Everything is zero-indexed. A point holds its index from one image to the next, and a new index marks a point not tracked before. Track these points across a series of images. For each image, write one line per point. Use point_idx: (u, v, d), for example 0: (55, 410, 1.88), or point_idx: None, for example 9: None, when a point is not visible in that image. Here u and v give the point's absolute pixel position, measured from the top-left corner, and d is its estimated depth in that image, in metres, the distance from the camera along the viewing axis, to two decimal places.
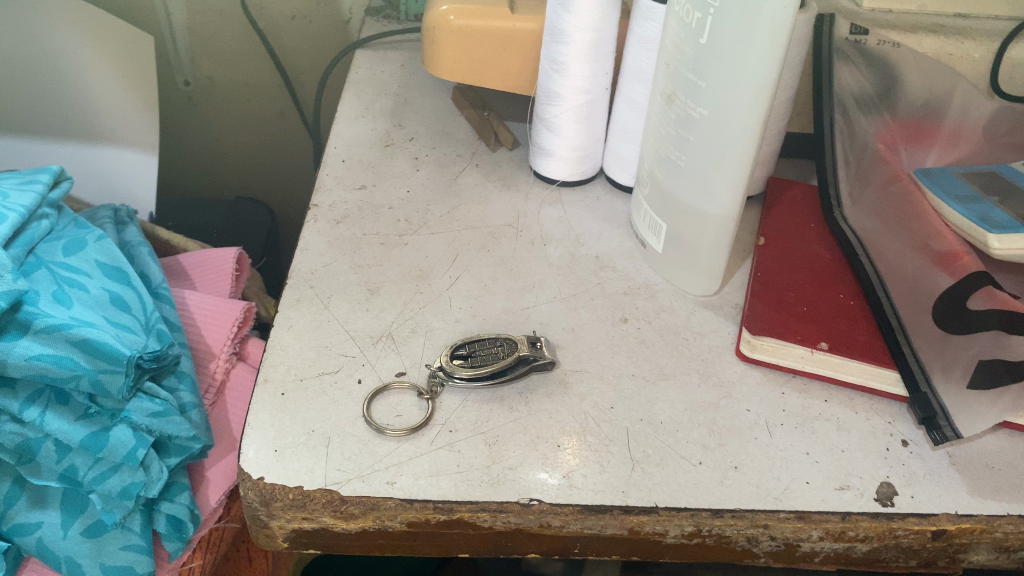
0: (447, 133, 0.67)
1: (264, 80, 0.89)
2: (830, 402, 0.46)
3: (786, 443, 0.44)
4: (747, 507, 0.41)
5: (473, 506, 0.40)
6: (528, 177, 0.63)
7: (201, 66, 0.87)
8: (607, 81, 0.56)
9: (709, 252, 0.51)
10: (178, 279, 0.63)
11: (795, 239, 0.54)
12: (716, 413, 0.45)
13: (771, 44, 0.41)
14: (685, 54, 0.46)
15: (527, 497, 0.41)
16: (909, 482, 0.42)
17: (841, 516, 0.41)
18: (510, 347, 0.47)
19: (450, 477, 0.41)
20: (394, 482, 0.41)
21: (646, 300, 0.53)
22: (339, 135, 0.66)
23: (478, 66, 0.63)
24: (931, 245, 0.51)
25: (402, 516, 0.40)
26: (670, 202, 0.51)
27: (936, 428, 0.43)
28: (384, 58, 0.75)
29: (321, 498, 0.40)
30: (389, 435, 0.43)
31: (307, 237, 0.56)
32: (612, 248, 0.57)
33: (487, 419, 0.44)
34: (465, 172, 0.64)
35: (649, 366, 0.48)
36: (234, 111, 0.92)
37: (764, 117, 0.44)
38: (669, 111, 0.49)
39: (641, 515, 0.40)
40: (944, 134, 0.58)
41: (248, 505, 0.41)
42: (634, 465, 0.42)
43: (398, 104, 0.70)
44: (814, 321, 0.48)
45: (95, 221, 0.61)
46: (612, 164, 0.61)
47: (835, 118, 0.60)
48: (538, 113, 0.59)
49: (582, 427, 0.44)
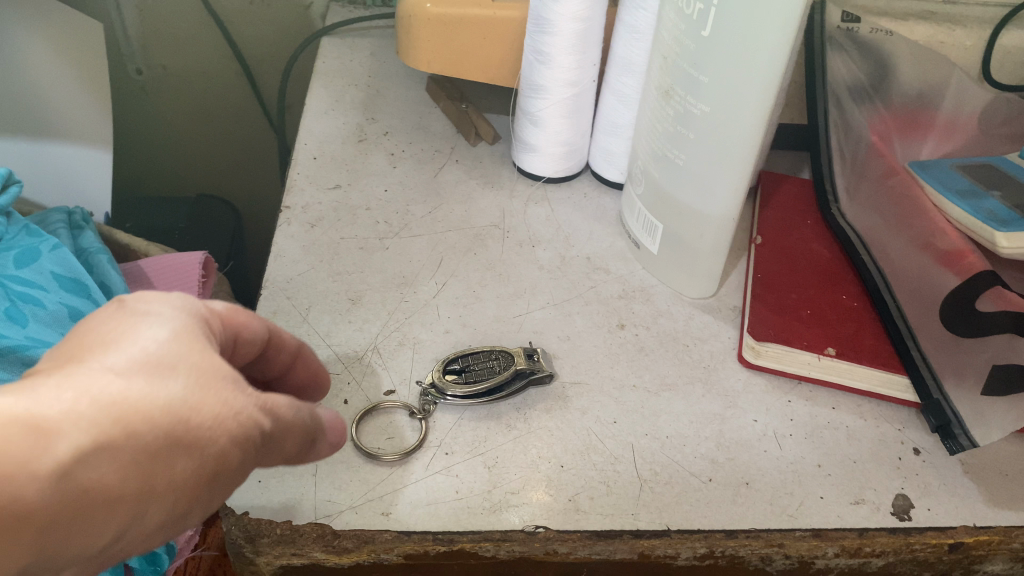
0: (423, 127, 0.64)
1: (222, 68, 0.85)
2: (838, 409, 0.45)
3: (798, 456, 0.42)
4: (761, 527, 0.39)
5: (474, 536, 0.38)
6: (511, 173, 0.61)
7: (154, 53, 0.83)
8: (594, 73, 0.54)
9: (709, 255, 0.49)
10: (140, 286, 0.59)
11: (793, 237, 0.53)
12: (723, 425, 0.44)
13: (781, 37, 0.38)
14: (685, 46, 0.44)
15: (532, 524, 0.38)
16: (924, 494, 0.41)
17: (858, 532, 0.39)
18: (507, 361, 0.45)
19: (448, 505, 0.39)
20: (389, 513, 0.38)
21: (642, 304, 0.50)
22: (309, 129, 0.63)
23: (457, 56, 0.60)
24: (935, 242, 0.49)
25: (399, 549, 0.37)
26: (667, 202, 0.49)
27: (951, 437, 0.42)
28: (352, 46, 0.72)
29: (311, 532, 0.37)
30: (383, 461, 0.40)
31: (281, 242, 0.53)
32: (604, 248, 0.55)
33: (485, 439, 0.42)
34: (445, 169, 0.61)
35: (650, 375, 0.46)
36: (189, 101, 0.88)
37: (770, 114, 0.42)
38: (667, 107, 0.47)
39: (652, 539, 0.38)
40: (939, 126, 0.57)
41: (230, 543, 0.37)
42: (642, 484, 0.40)
43: (370, 96, 0.67)
44: (819, 326, 0.47)
45: (48, 227, 0.57)
46: (600, 160, 0.58)
47: (829, 111, 0.58)
48: (522, 106, 0.56)
49: (585, 445, 0.42)
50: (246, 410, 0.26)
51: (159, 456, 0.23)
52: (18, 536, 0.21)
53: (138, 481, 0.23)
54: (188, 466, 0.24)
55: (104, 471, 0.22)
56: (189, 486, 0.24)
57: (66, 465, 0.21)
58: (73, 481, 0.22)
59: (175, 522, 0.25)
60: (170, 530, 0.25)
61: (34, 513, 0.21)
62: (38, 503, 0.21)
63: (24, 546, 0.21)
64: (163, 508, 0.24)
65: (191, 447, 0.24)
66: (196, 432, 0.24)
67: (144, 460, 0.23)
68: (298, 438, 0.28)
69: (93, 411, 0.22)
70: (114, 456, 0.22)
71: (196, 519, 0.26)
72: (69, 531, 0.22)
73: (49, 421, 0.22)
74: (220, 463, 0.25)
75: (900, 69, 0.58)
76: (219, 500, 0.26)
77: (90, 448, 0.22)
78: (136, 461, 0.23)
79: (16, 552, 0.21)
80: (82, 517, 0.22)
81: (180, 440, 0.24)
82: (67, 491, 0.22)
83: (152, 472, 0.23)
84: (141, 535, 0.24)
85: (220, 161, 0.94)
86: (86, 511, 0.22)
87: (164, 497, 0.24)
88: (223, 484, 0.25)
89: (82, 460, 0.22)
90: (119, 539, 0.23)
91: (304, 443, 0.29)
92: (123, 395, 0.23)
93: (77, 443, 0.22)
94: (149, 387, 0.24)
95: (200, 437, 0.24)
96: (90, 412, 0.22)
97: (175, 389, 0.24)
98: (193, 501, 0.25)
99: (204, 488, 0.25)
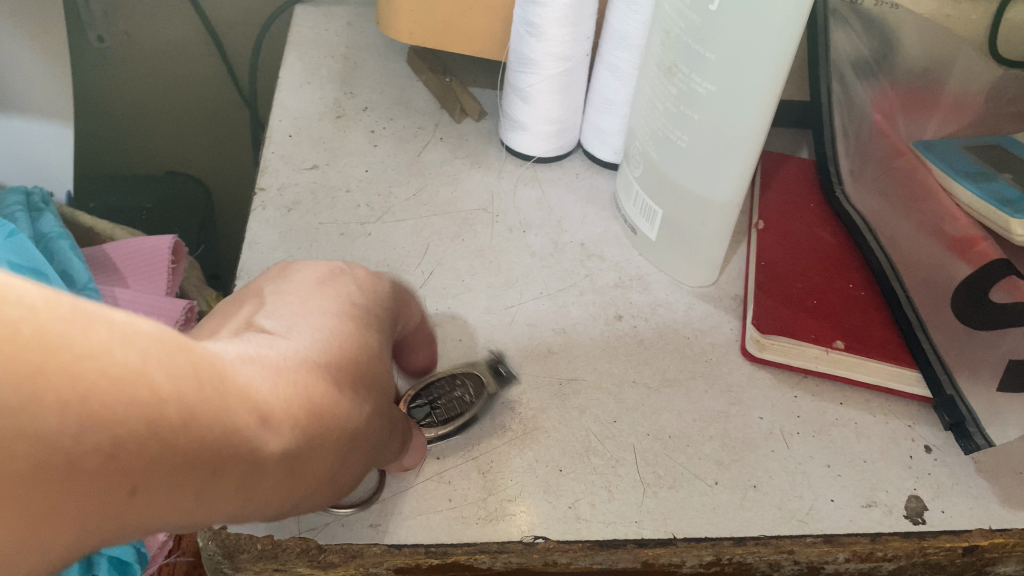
0: (405, 102, 0.61)
1: (189, 36, 0.81)
2: (846, 405, 0.43)
3: (806, 455, 0.40)
4: (771, 533, 0.37)
5: (470, 549, 0.35)
6: (499, 152, 0.58)
7: (117, 22, 0.78)
8: (587, 46, 0.50)
9: (712, 242, 0.47)
10: (105, 271, 0.56)
11: (796, 222, 0.51)
12: (727, 423, 0.41)
13: (795, 11, 0.35)
14: (689, 20, 0.40)
15: (530, 534, 0.36)
16: (937, 495, 0.39)
17: (871, 537, 0.37)
18: (474, 390, 0.41)
19: (441, 515, 0.36)
20: (377, 524, 0.36)
21: (640, 294, 0.48)
22: (283, 105, 0.59)
23: (440, 27, 0.57)
24: (945, 228, 0.47)
25: (390, 563, 0.35)
26: (667, 186, 0.46)
27: (967, 436, 0.40)
28: (327, 15, 0.68)
29: (294, 547, 0.35)
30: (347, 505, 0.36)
31: (255, 228, 0.49)
32: (598, 233, 0.52)
33: (479, 442, 0.39)
34: (428, 148, 0.57)
35: (651, 370, 0.44)
36: (155, 71, 0.83)
37: (778, 97, 0.39)
38: (668, 85, 0.43)
39: (658, 548, 0.36)
40: (945, 104, 0.54)
41: (208, 559, 0.35)
42: (645, 489, 0.38)
43: (347, 68, 0.63)
44: (826, 316, 0.45)
45: (4, 209, 0.53)
46: (591, 138, 0.56)
47: (832, 89, 0.55)
48: (511, 82, 0.53)
49: (585, 447, 0.40)
50: (388, 419, 0.31)
51: (336, 458, 0.28)
52: (233, 501, 0.24)
53: (316, 474, 0.27)
54: (345, 473, 0.29)
55: (308, 460, 0.26)
56: (340, 484, 0.29)
57: (291, 447, 0.25)
58: (285, 463, 0.25)
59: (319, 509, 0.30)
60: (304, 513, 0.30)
61: (260, 475, 0.24)
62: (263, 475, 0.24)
63: (232, 508, 0.24)
64: (321, 499, 0.29)
65: (357, 454, 0.29)
66: (363, 446, 0.29)
67: (333, 457, 0.27)
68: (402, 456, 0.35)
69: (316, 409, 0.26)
70: (318, 447, 0.26)
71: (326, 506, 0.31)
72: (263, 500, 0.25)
73: (289, 402, 0.25)
74: (362, 468, 0.30)
75: (906, 41, 0.54)
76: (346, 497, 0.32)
77: (309, 436, 0.26)
78: (326, 458, 0.27)
79: (224, 512, 0.24)
80: (277, 495, 0.26)
81: (354, 451, 0.29)
82: (282, 468, 0.25)
83: (330, 469, 0.28)
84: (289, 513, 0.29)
85: (189, 135, 0.90)
86: (282, 491, 0.26)
87: (325, 493, 0.28)
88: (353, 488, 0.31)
89: (301, 447, 0.26)
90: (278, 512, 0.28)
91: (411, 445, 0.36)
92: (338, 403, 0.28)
93: (303, 424, 0.26)
94: (349, 392, 0.28)
95: (363, 441, 0.29)
96: (314, 409, 0.26)
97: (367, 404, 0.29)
98: (335, 497, 0.30)
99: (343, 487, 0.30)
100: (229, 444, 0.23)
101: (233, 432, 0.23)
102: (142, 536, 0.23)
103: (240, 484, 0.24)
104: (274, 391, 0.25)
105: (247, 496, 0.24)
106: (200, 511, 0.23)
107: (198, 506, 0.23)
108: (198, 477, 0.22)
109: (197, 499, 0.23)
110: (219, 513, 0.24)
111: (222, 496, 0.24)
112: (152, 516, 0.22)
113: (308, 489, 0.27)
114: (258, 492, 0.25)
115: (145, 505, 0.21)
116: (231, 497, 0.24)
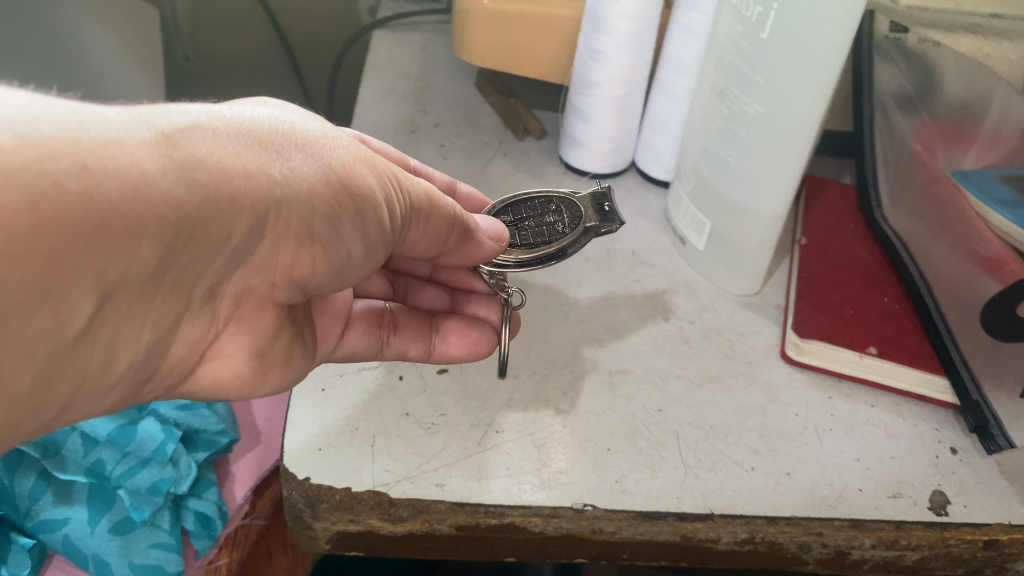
0: (472, 120, 0.66)
1: (268, 55, 0.87)
2: (877, 407, 0.46)
3: (837, 449, 0.44)
4: (802, 515, 0.40)
5: (525, 510, 0.39)
6: (558, 167, 0.62)
7: (203, 41, 0.84)
8: (646, 72, 0.55)
9: (755, 254, 0.50)
10: None
11: (836, 240, 0.55)
12: (765, 417, 0.45)
13: (840, 42, 0.39)
14: (742, 48, 0.44)
15: (580, 502, 0.40)
16: (961, 491, 0.42)
17: (895, 525, 0.40)
18: (549, 205, 0.47)
19: (500, 480, 0.40)
20: (443, 484, 0.40)
21: (687, 299, 0.52)
22: (362, 119, 0.64)
23: (511, 51, 0.62)
24: (979, 250, 0.48)
25: (452, 519, 0.39)
26: (716, 200, 0.50)
27: (990, 437, 0.43)
28: (402, 40, 0.74)
29: (369, 500, 0.39)
30: (505, 434, 0.43)
31: None
32: (649, 243, 0.56)
33: (535, 420, 0.43)
34: (493, 161, 0.62)
35: (695, 367, 0.47)
36: (234, 87, 0.89)
37: (822, 114, 0.42)
38: (721, 106, 0.47)
39: (696, 521, 0.40)
40: (984, 136, 0.52)
41: (291, 507, 0.40)
42: (687, 470, 0.42)
43: (420, 88, 0.68)
44: (861, 325, 0.49)
45: None
46: (645, 157, 0.60)
47: (875, 118, 0.60)
48: (572, 102, 0.57)
49: (631, 430, 0.43)
50: (357, 152, 0.34)
51: (257, 160, 0.29)
52: (155, 216, 0.25)
53: (247, 167, 0.28)
54: (292, 168, 0.30)
55: (208, 150, 0.27)
56: (316, 184, 0.31)
57: (173, 146, 0.26)
58: (180, 156, 0.26)
59: (325, 220, 0.31)
60: (308, 239, 0.31)
61: (162, 176, 0.25)
62: (162, 167, 0.25)
63: (162, 228, 0.25)
64: (295, 203, 0.30)
65: (287, 155, 0.30)
66: (285, 143, 0.30)
67: (243, 150, 0.28)
68: (441, 221, 0.38)
69: (184, 115, 0.27)
70: (214, 143, 0.27)
71: (349, 241, 0.33)
72: (206, 206, 0.26)
73: (157, 118, 0.27)
74: (335, 166, 0.32)
75: (947, 81, 0.55)
76: (352, 228, 0.33)
77: (185, 131, 0.27)
78: (235, 148, 0.28)
79: (153, 237, 0.25)
80: (213, 202, 0.26)
81: (272, 146, 0.30)
82: (180, 164, 0.26)
83: (261, 164, 0.29)
84: (266, 233, 0.30)
85: None
86: (214, 195, 0.26)
87: (288, 194, 0.29)
88: (357, 215, 0.33)
89: (183, 141, 0.26)
90: (248, 235, 0.29)
91: (455, 231, 0.39)
92: (210, 114, 0.29)
93: (175, 128, 0.26)
94: (235, 115, 0.30)
95: (288, 144, 0.30)
96: (179, 117, 0.27)
97: (256, 113, 0.31)
98: (337, 203, 0.32)
99: (336, 196, 0.31)
100: (90, 147, 0.23)
101: (85, 134, 0.24)
102: (69, 287, 0.24)
103: (140, 187, 0.24)
104: (126, 112, 0.26)
105: (169, 205, 0.25)
106: (114, 219, 0.24)
107: (108, 211, 0.23)
108: (63, 182, 0.22)
109: (89, 214, 0.23)
110: (146, 237, 0.25)
111: (139, 204, 0.24)
112: (43, 247, 0.22)
113: (252, 196, 0.28)
114: (183, 198, 0.25)
115: (15, 234, 0.21)
116: (148, 208, 0.24)
